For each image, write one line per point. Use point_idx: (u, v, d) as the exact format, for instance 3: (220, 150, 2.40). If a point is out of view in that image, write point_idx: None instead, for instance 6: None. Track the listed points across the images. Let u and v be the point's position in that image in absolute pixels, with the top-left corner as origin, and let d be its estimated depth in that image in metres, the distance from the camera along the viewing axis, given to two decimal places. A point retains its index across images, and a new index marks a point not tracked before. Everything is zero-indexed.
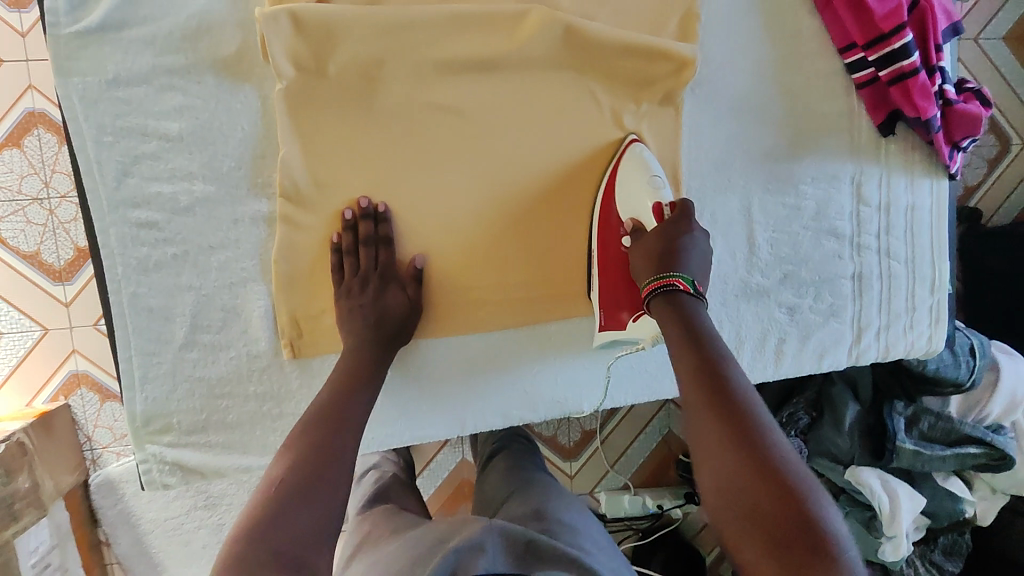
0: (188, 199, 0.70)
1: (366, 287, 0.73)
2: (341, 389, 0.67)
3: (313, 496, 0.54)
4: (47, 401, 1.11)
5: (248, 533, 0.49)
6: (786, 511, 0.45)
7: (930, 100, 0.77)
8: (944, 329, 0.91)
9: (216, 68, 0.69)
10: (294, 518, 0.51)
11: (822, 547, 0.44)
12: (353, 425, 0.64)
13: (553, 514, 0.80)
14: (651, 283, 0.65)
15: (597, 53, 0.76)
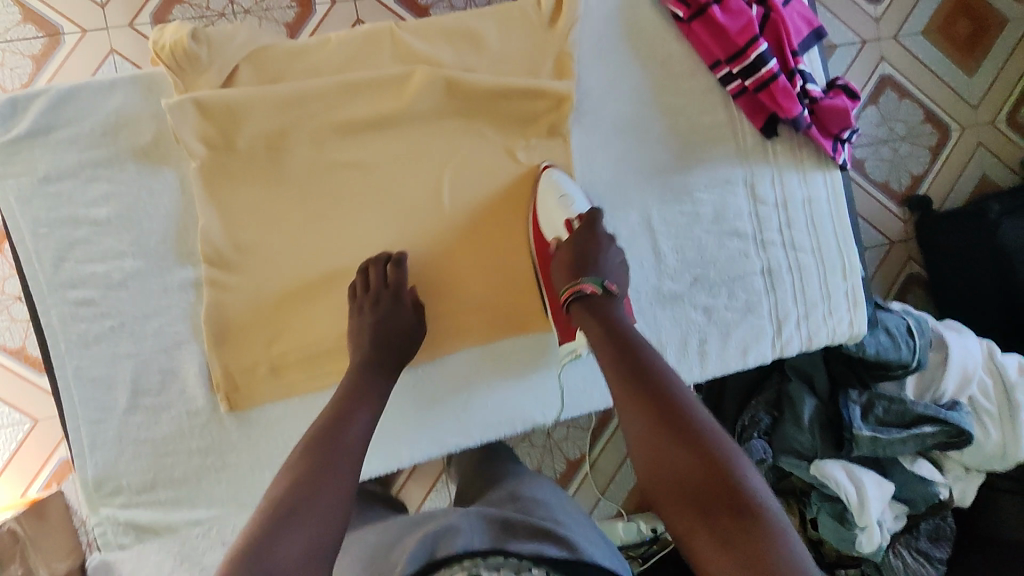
0: (119, 274, 0.78)
1: (378, 303, 0.78)
2: (343, 408, 0.69)
3: (306, 513, 0.56)
4: (40, 489, 1.16)
5: (245, 554, 0.51)
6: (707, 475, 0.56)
7: (793, 100, 0.84)
8: (864, 312, 0.93)
9: (136, 156, 0.78)
10: (281, 542, 0.52)
11: (741, 501, 0.55)
12: (354, 441, 0.65)
13: (527, 493, 0.89)
14: (567, 290, 0.76)
15: (480, 99, 0.83)
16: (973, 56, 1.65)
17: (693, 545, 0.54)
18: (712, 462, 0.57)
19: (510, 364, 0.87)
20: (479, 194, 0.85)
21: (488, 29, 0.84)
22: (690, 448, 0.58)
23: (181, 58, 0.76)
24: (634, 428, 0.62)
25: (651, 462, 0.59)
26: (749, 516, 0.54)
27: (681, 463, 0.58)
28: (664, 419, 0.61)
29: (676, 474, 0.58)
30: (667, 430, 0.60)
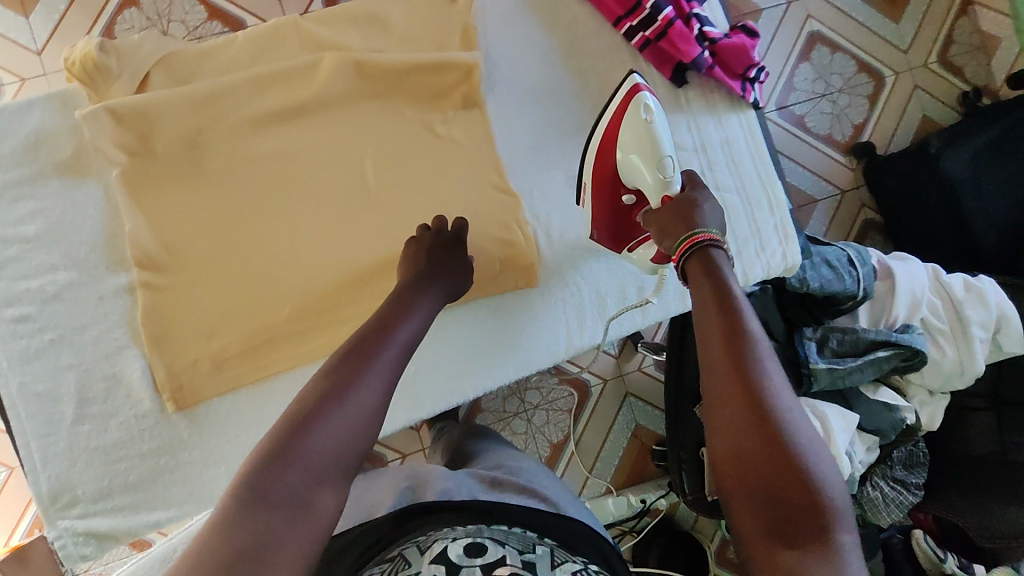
0: (54, 287, 0.79)
1: (439, 242, 0.80)
2: (381, 329, 0.63)
3: (335, 415, 0.52)
4: (23, 536, 1.16)
5: (272, 452, 0.49)
6: (788, 487, 0.50)
7: (691, 44, 0.88)
8: (796, 243, 0.96)
9: (59, 171, 0.80)
10: (308, 443, 0.50)
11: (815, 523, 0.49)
12: (391, 359, 0.60)
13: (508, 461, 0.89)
14: (687, 239, 0.67)
15: (390, 77, 0.85)
16: (895, 4, 1.71)
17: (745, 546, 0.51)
18: (809, 474, 0.50)
19: (454, 334, 0.88)
20: (402, 172, 0.87)
21: (391, 12, 0.87)
22: (789, 448, 0.51)
23: (92, 70, 0.78)
24: (722, 406, 0.55)
25: (729, 455, 0.53)
26: (832, 547, 0.48)
27: (776, 463, 0.51)
28: (759, 410, 0.53)
29: (769, 473, 0.51)
30: (767, 422, 0.53)
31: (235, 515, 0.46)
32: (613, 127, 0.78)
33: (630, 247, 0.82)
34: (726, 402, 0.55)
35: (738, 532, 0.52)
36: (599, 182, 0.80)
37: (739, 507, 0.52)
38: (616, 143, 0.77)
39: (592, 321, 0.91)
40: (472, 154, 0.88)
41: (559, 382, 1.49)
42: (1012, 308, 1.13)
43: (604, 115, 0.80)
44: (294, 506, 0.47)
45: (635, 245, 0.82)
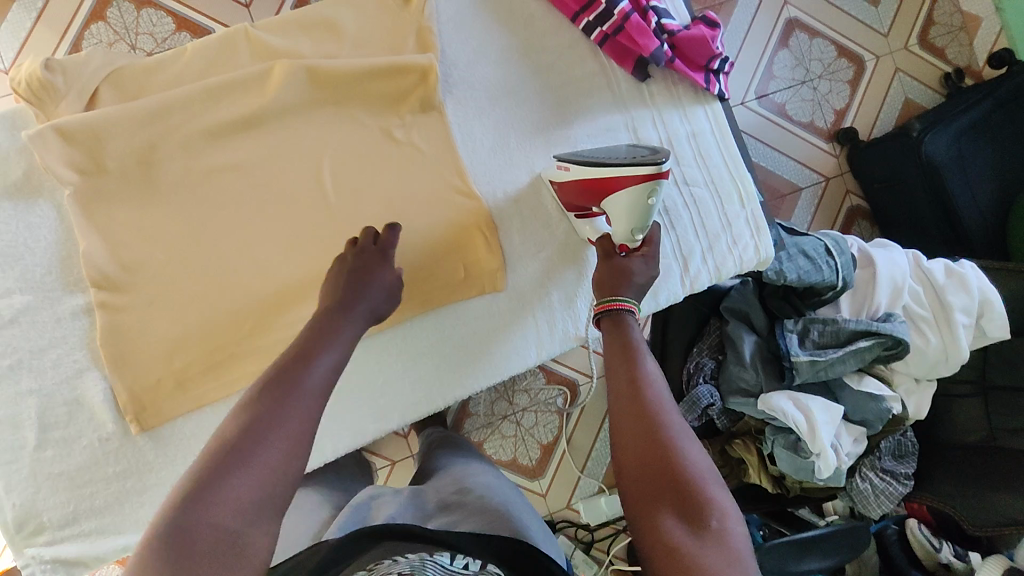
0: (9, 311, 0.77)
1: (363, 257, 0.77)
2: (307, 349, 0.64)
3: (254, 457, 0.51)
4: None
5: (188, 498, 0.48)
6: (682, 494, 0.56)
7: (649, 37, 0.86)
8: (767, 235, 0.94)
9: (10, 193, 0.78)
10: (229, 486, 0.49)
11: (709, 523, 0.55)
12: (316, 385, 0.60)
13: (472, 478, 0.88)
14: (599, 305, 0.73)
15: (344, 83, 0.83)
16: None
17: (647, 549, 0.55)
18: (697, 482, 0.57)
19: (425, 343, 0.87)
20: (362, 180, 0.85)
21: (342, 15, 0.85)
22: (684, 463, 0.58)
23: (37, 88, 0.77)
24: (625, 432, 0.62)
25: (633, 472, 0.59)
26: (725, 544, 0.53)
27: (669, 475, 0.57)
28: (657, 432, 0.60)
29: (663, 483, 0.57)
30: (660, 439, 0.60)
31: (164, 565, 0.45)
32: (631, 180, 0.71)
33: (577, 214, 0.86)
34: (626, 428, 0.62)
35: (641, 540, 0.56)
36: (588, 179, 0.77)
37: (640, 517, 0.57)
38: (615, 190, 0.73)
39: (562, 319, 0.90)
40: (433, 158, 0.87)
41: (547, 383, 1.47)
42: (995, 292, 1.10)
43: (617, 163, 0.72)
44: (222, 550, 0.47)
45: (584, 214, 0.86)
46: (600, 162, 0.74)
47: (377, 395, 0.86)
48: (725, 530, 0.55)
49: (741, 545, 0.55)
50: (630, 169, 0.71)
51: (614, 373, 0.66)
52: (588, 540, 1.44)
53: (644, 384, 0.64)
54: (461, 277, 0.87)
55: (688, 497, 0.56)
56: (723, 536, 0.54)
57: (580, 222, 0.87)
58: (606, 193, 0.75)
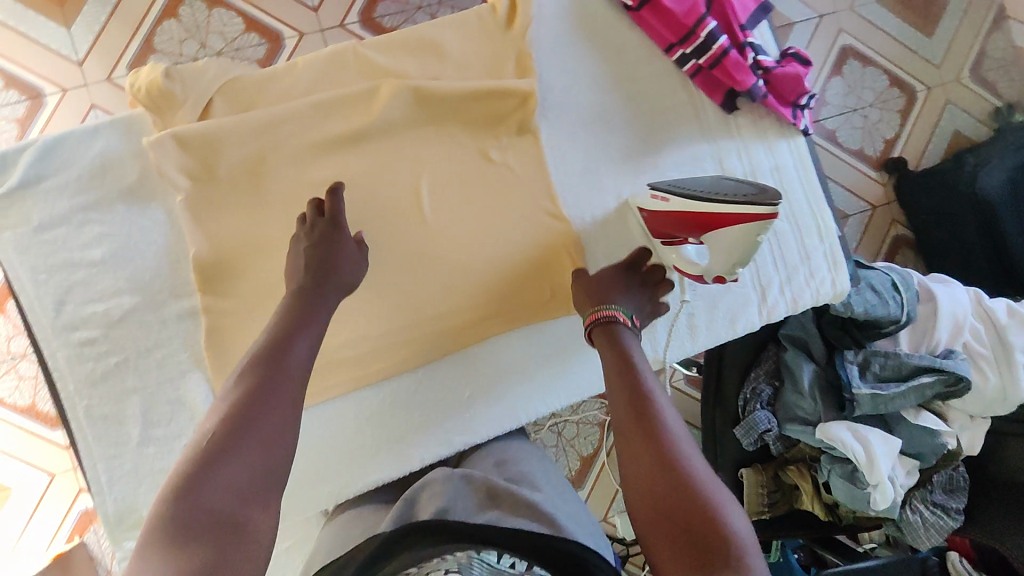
0: (119, 311, 0.80)
1: (314, 230, 0.78)
2: (285, 329, 0.69)
3: (241, 447, 0.57)
4: (64, 542, 1.35)
5: (177, 490, 0.52)
6: (693, 515, 0.56)
7: (746, 73, 0.87)
8: (844, 270, 0.96)
9: (124, 196, 0.81)
10: (219, 472, 0.54)
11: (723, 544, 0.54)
12: (295, 368, 0.66)
13: (516, 460, 0.84)
14: (592, 314, 0.77)
15: (447, 103, 0.85)
16: (929, 18, 1.70)
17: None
18: (707, 498, 0.57)
19: (508, 357, 0.90)
20: (457, 198, 0.88)
21: (445, 36, 0.87)
22: (692, 482, 0.58)
23: (158, 97, 0.79)
24: (629, 455, 0.63)
25: (641, 494, 0.60)
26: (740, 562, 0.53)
27: (681, 493, 0.58)
28: (661, 453, 0.61)
29: (672, 506, 0.57)
30: (669, 459, 0.60)
31: (161, 539, 0.49)
32: (741, 218, 0.72)
33: (663, 240, 0.87)
34: (630, 450, 0.63)
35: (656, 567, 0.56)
36: (689, 211, 0.78)
37: (654, 542, 0.57)
38: (723, 225, 0.74)
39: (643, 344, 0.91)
40: (526, 180, 0.89)
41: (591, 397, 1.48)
42: None
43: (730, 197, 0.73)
44: (221, 529, 0.51)
45: (669, 241, 0.86)
46: (702, 197, 0.75)
47: (460, 408, 0.88)
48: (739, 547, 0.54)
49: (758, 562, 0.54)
50: (740, 207, 0.72)
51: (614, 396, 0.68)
52: (623, 555, 1.45)
53: (645, 403, 0.66)
54: (545, 298, 0.89)
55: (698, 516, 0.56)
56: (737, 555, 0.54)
57: (666, 249, 0.87)
58: (710, 226, 0.76)
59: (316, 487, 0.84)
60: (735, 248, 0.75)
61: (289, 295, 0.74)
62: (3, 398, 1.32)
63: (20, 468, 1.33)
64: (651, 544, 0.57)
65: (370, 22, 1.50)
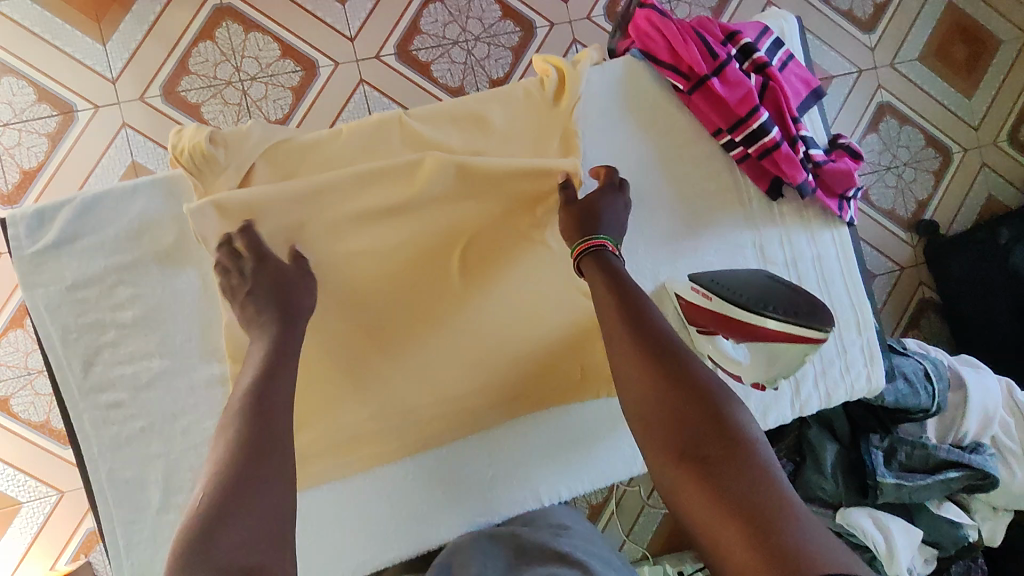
0: (147, 375, 0.80)
1: (243, 273, 0.78)
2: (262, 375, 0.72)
3: (251, 496, 0.61)
4: (68, 561, 1.30)
5: (190, 548, 0.55)
6: (690, 414, 0.63)
7: (797, 168, 0.85)
8: (880, 366, 0.94)
9: (158, 259, 0.80)
10: (229, 525, 0.58)
11: (722, 434, 0.61)
12: (281, 401, 0.70)
13: (547, 514, 0.87)
14: (582, 245, 0.79)
15: (489, 180, 0.84)
16: (970, 80, 1.67)
17: (664, 466, 0.62)
18: (704, 397, 0.64)
19: (532, 439, 0.88)
20: (493, 274, 0.87)
21: (492, 109, 0.86)
22: (687, 386, 0.65)
23: (200, 161, 0.78)
24: (625, 366, 0.69)
25: (638, 401, 0.67)
26: (738, 448, 0.60)
27: (675, 395, 0.64)
28: (656, 362, 0.67)
29: (667, 408, 0.64)
30: (663, 365, 0.67)
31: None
32: (790, 338, 0.73)
33: (699, 328, 0.84)
34: (626, 362, 0.69)
35: (656, 461, 0.63)
36: (737, 319, 0.76)
37: (653, 441, 0.64)
38: (769, 340, 0.74)
39: None
40: (562, 259, 0.88)
41: None
42: None
43: (784, 314, 0.72)
44: None
45: (704, 330, 0.83)
46: (752, 310, 0.74)
47: (480, 487, 0.87)
48: (738, 434, 0.61)
49: (756, 443, 0.61)
50: (792, 327, 0.73)
51: (609, 315, 0.73)
52: None
53: (639, 318, 0.71)
54: (574, 382, 0.88)
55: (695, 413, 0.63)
56: (737, 442, 0.60)
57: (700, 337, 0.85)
58: (754, 337, 0.75)
59: (335, 560, 0.84)
60: (778, 358, 0.76)
61: (259, 349, 0.74)
62: (18, 412, 1.30)
63: (30, 483, 1.30)
64: (651, 441, 0.64)
65: (406, 55, 1.44)
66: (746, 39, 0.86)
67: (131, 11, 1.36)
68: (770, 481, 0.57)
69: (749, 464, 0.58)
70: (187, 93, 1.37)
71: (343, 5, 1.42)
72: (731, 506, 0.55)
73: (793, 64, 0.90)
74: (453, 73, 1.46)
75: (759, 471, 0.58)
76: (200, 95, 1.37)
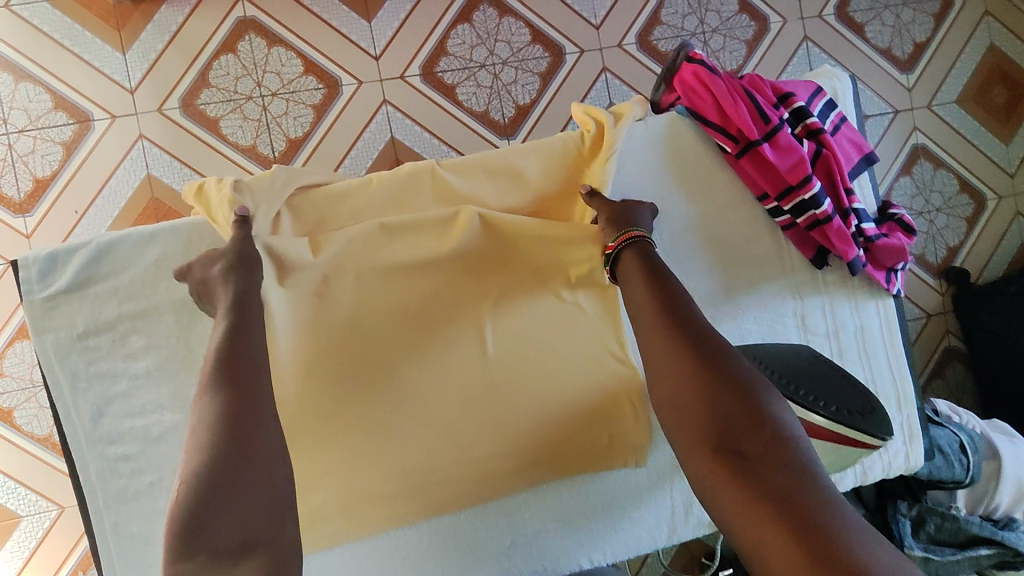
0: (158, 427, 0.77)
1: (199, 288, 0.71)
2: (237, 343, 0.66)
3: None
4: None
5: None
6: (730, 407, 0.58)
7: (849, 243, 0.82)
8: (920, 444, 0.89)
9: (174, 308, 0.76)
10: None
11: (764, 431, 0.56)
12: None
13: None
14: (620, 237, 0.74)
15: (521, 238, 0.80)
16: (1008, 125, 1.62)
17: (697, 463, 0.57)
18: (745, 390, 0.59)
19: (555, 507, 0.85)
20: (524, 336, 0.83)
21: (531, 162, 0.81)
22: (727, 379, 0.59)
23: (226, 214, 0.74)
24: (657, 354, 0.64)
25: (670, 391, 0.61)
26: (779, 447, 0.55)
27: (712, 384, 0.59)
28: (691, 350, 0.62)
29: (703, 399, 0.59)
30: (698, 354, 0.61)
31: None
32: (834, 435, 0.69)
33: None
34: (658, 349, 0.64)
35: (687, 456, 0.59)
36: None
37: (685, 435, 0.59)
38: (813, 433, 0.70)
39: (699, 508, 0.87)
40: (593, 321, 0.84)
41: None
42: None
43: (835, 411, 0.69)
44: None
45: None
46: (802, 405, 0.68)
47: (497, 554, 0.84)
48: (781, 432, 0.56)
49: (801, 441, 0.56)
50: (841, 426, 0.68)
51: (642, 301, 0.68)
52: None
53: (673, 305, 0.66)
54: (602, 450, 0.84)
55: (735, 405, 0.58)
56: (783, 441, 0.55)
57: None
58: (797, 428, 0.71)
59: None
60: (821, 449, 0.73)
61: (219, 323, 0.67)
62: (20, 425, 1.25)
63: (31, 497, 1.26)
64: (684, 435, 0.59)
65: (432, 77, 1.40)
66: (800, 102, 0.83)
67: (152, 19, 1.32)
68: (816, 485, 0.52)
69: (794, 467, 0.54)
70: (206, 106, 1.33)
71: (369, 22, 1.38)
72: (776, 510, 0.50)
73: (845, 127, 0.87)
74: (479, 96, 1.41)
75: (803, 473, 0.53)
76: (219, 108, 1.33)
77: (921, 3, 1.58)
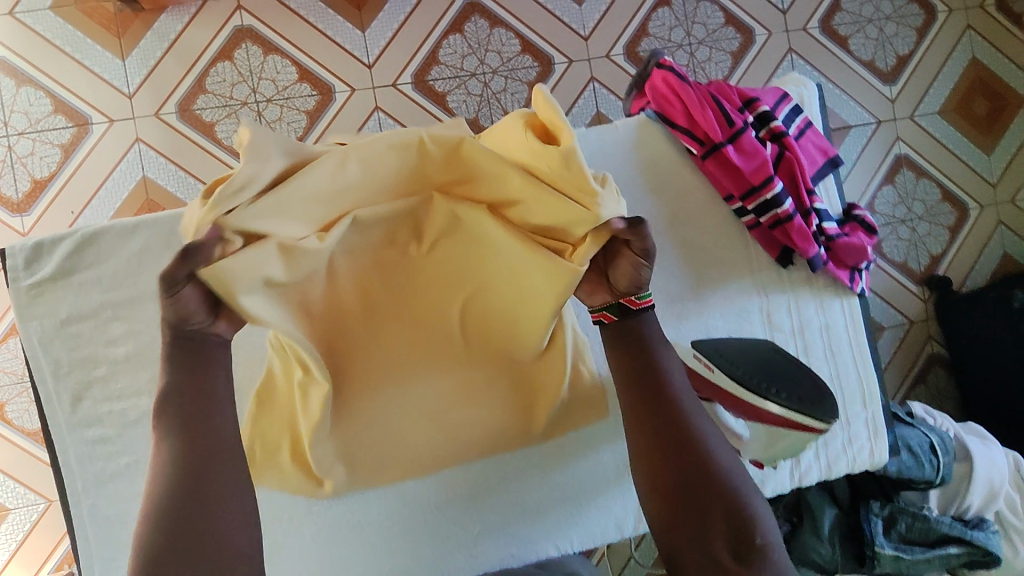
0: (136, 412, 0.79)
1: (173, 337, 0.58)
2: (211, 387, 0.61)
3: None
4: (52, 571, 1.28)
5: None
6: (716, 508, 0.62)
7: (809, 242, 0.85)
8: (884, 441, 0.91)
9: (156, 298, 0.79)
10: None
11: (747, 530, 0.61)
12: None
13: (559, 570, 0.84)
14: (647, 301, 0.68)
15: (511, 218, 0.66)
16: (990, 136, 1.64)
17: (685, 561, 0.62)
18: (727, 485, 0.63)
19: (522, 495, 0.87)
20: (509, 316, 0.73)
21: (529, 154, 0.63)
22: (712, 475, 0.63)
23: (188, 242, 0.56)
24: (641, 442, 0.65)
25: (656, 482, 0.64)
26: (761, 548, 0.61)
27: (698, 482, 0.63)
28: (674, 445, 0.64)
29: (691, 496, 0.62)
30: (683, 448, 0.64)
31: None
32: (781, 420, 0.72)
33: None
34: (643, 438, 0.65)
35: (675, 550, 0.63)
36: (736, 394, 0.74)
37: (671, 528, 0.63)
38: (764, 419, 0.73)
39: None
40: None
41: None
42: None
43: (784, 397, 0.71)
44: None
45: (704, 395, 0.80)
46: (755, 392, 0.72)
47: (466, 542, 0.86)
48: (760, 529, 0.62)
49: (775, 534, 0.63)
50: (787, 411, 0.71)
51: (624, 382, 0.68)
52: None
53: (655, 389, 0.66)
54: (569, 441, 0.87)
55: (720, 504, 0.62)
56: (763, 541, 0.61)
57: None
58: (753, 415, 0.74)
59: None
60: (779, 438, 0.75)
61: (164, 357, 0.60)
62: (12, 419, 1.28)
63: (21, 490, 1.28)
64: (673, 529, 0.63)
65: (423, 84, 1.44)
66: (763, 107, 0.87)
67: (152, 28, 1.37)
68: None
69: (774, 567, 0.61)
70: (201, 111, 1.37)
71: (363, 32, 1.42)
72: None
73: (810, 132, 0.90)
74: (469, 104, 1.45)
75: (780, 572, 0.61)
76: (215, 113, 1.38)
77: (904, 17, 1.61)
